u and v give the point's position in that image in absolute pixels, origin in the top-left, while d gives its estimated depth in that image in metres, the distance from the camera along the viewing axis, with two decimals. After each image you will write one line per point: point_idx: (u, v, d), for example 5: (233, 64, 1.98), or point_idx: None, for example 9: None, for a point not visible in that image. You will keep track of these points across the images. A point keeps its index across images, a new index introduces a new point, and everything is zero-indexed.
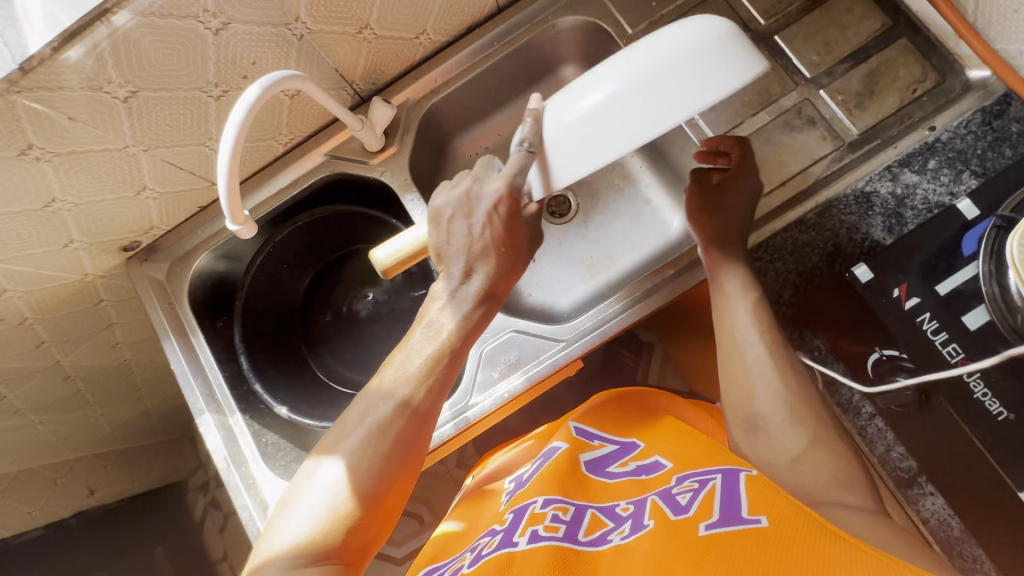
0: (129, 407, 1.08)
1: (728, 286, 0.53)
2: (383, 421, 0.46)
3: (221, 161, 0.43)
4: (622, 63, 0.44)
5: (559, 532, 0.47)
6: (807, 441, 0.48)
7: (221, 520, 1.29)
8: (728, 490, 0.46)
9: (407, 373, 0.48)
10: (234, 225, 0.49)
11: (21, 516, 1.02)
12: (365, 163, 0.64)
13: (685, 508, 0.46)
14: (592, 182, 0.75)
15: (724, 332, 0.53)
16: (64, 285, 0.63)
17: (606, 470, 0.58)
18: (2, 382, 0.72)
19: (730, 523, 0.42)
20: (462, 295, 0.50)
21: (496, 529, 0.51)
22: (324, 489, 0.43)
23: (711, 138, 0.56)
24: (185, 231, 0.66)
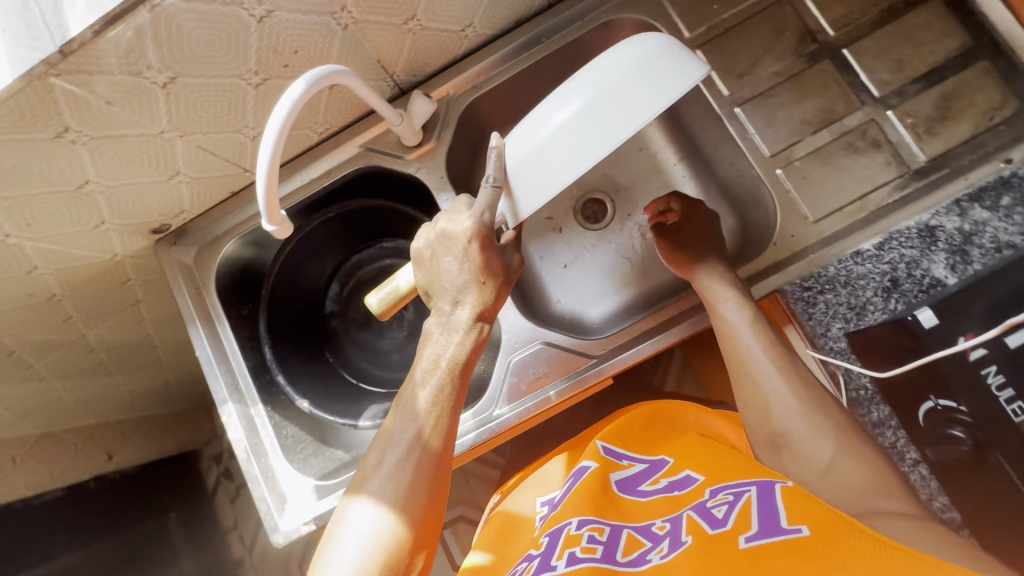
0: (149, 377, 1.09)
1: (729, 317, 0.54)
2: (399, 461, 0.45)
3: (263, 156, 0.41)
4: (573, 83, 0.45)
5: (596, 554, 0.46)
6: (832, 451, 0.47)
7: (234, 491, 1.36)
8: (764, 500, 0.45)
9: (415, 409, 0.47)
10: (271, 225, 0.47)
11: (44, 477, 1.03)
12: (401, 158, 0.62)
13: (722, 521, 0.45)
14: (631, 189, 0.72)
15: (731, 355, 0.54)
16: (94, 264, 0.63)
17: (637, 489, 0.57)
18: (31, 352, 0.73)
19: (771, 535, 0.41)
20: (455, 326, 0.49)
21: (533, 554, 0.51)
22: (360, 536, 0.42)
23: (651, 203, 0.63)
24: (215, 216, 0.65)
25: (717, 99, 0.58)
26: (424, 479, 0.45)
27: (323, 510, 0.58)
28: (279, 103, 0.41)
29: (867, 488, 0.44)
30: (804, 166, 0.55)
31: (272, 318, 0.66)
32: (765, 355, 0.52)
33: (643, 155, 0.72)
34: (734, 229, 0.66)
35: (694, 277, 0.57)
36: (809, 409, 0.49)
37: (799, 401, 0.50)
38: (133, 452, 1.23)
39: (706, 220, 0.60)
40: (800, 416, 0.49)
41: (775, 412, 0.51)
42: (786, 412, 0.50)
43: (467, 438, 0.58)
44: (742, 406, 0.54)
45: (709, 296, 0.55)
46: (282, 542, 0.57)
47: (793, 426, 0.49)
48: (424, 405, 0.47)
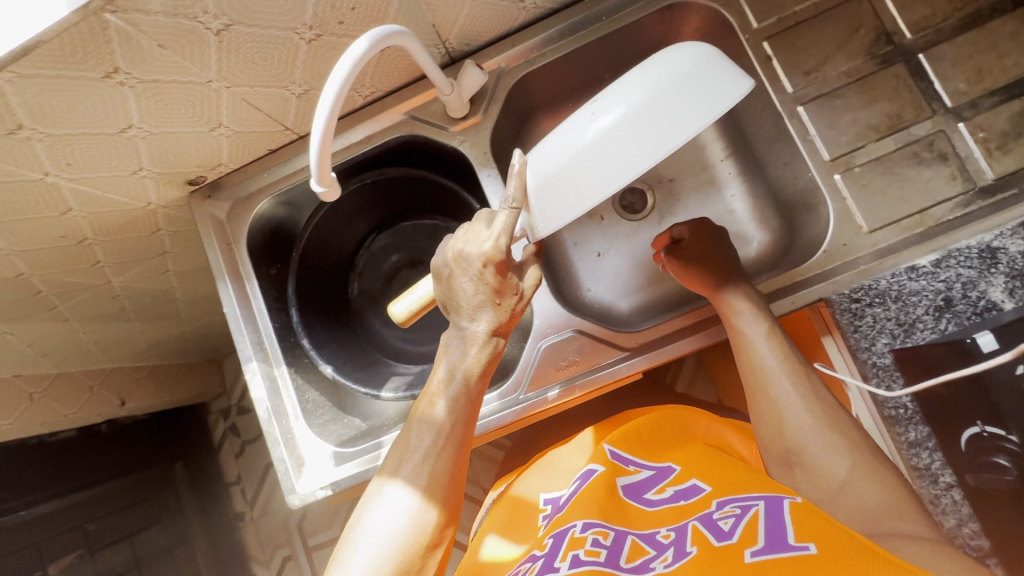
0: (167, 326, 1.10)
1: (744, 329, 0.53)
2: (417, 468, 0.47)
3: (319, 115, 0.40)
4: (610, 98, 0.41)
5: (600, 557, 0.47)
6: (846, 470, 0.47)
7: (241, 446, 1.41)
8: (769, 513, 0.45)
9: (433, 419, 0.49)
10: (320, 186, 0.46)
11: (59, 417, 1.03)
12: (444, 129, 0.60)
13: (728, 534, 0.45)
14: (674, 181, 0.70)
15: (746, 367, 0.54)
16: (128, 211, 0.62)
17: (642, 497, 0.57)
18: (58, 291, 0.73)
19: (775, 550, 0.40)
20: (470, 340, 0.50)
21: (537, 555, 0.52)
22: (376, 540, 0.44)
23: (655, 239, 0.60)
24: (250, 172, 0.64)
25: (780, 95, 0.55)
26: (435, 483, 0.46)
27: (342, 477, 0.58)
28: (326, 85, 0.40)
29: (880, 509, 0.44)
30: (864, 174, 0.53)
31: (302, 279, 0.66)
32: (781, 368, 0.52)
33: (689, 148, 0.70)
34: (777, 233, 0.64)
35: (715, 295, 0.55)
36: (824, 425, 0.49)
37: (814, 418, 0.50)
38: (146, 397, 1.21)
39: (717, 241, 0.58)
40: (812, 427, 0.49)
41: (788, 426, 0.50)
42: (800, 429, 0.50)
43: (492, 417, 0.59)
44: (755, 420, 0.53)
45: (728, 314, 0.54)
46: (297, 504, 0.58)
47: (808, 440, 0.49)
48: (436, 421, 0.48)
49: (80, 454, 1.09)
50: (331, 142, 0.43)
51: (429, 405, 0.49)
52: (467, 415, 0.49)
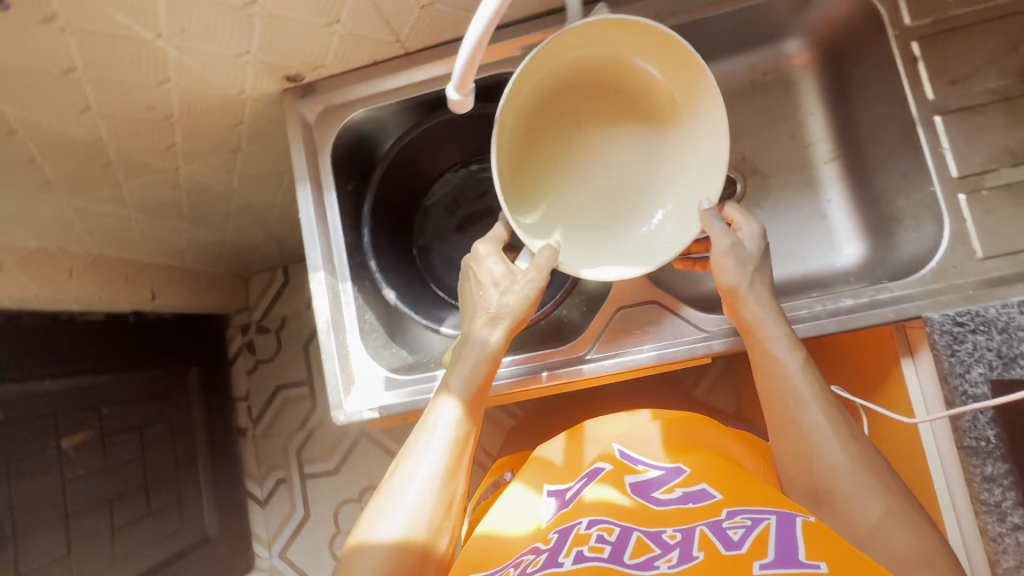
0: (210, 230, 1.09)
1: (778, 357, 0.53)
2: (444, 446, 0.50)
3: (477, 24, 0.38)
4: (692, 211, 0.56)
5: (603, 554, 0.48)
6: (879, 514, 0.45)
7: (253, 364, 1.43)
8: (781, 525, 0.45)
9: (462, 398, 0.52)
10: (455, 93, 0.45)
11: (92, 298, 1.03)
12: None
13: (736, 543, 0.45)
14: (770, 176, 0.68)
15: (773, 399, 0.53)
16: (219, 96, 0.60)
17: (649, 495, 0.57)
18: (128, 167, 0.72)
19: (785, 563, 0.41)
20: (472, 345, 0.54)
21: (540, 548, 0.53)
22: (409, 511, 0.47)
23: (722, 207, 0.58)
24: (348, 81, 0.62)
25: (917, 102, 0.53)
26: (445, 474, 0.49)
27: (391, 403, 0.58)
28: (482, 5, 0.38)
29: (911, 559, 0.42)
30: (991, 199, 0.51)
31: (378, 199, 0.65)
32: (815, 400, 0.51)
33: (792, 146, 0.68)
34: (869, 247, 0.63)
35: (737, 310, 0.55)
36: (862, 465, 0.47)
37: (847, 457, 0.48)
38: (175, 296, 1.21)
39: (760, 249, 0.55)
40: (845, 465, 0.48)
41: (819, 461, 0.49)
42: (833, 465, 0.48)
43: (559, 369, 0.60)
44: (782, 455, 0.52)
45: (758, 331, 0.54)
46: (342, 420, 0.58)
47: (841, 480, 0.47)
48: (459, 413, 0.51)
49: (106, 338, 1.10)
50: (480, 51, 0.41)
51: (434, 412, 0.52)
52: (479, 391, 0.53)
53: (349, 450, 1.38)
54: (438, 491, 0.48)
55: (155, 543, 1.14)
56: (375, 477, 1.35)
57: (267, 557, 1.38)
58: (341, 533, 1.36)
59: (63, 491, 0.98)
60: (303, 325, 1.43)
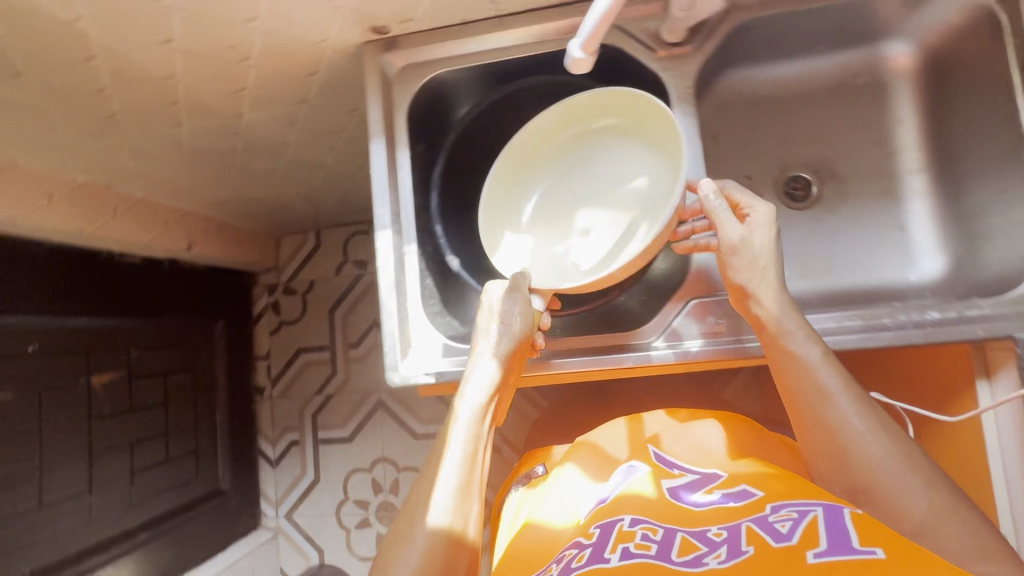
0: (254, 185, 1.08)
1: (800, 352, 0.52)
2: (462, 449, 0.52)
3: None
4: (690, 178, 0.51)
5: (650, 551, 0.48)
6: (924, 509, 0.46)
7: (277, 325, 1.43)
8: (828, 514, 0.45)
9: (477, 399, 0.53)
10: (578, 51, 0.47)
11: (134, 239, 1.02)
12: (650, 52, 0.57)
13: (786, 536, 0.44)
14: (849, 181, 0.66)
15: (797, 395, 0.53)
16: (301, 42, 0.59)
17: (687, 499, 0.55)
18: (193, 107, 0.71)
19: (839, 549, 0.41)
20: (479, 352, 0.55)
21: (583, 542, 0.53)
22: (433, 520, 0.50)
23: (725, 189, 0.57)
24: (433, 39, 0.60)
25: None
26: (466, 476, 0.52)
27: (446, 369, 0.57)
28: None
29: (967, 550, 0.43)
30: None
31: (450, 164, 0.67)
32: (843, 395, 0.51)
33: (877, 153, 0.65)
34: (949, 264, 0.61)
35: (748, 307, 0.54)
36: (901, 461, 0.48)
37: (884, 452, 0.49)
38: (210, 247, 1.20)
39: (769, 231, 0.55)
40: (889, 463, 0.48)
41: (856, 461, 0.50)
42: (870, 462, 0.49)
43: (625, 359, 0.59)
44: (814, 456, 0.53)
45: (772, 326, 0.53)
46: (396, 382, 0.57)
47: (892, 479, 0.48)
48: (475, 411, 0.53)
49: (140, 282, 1.10)
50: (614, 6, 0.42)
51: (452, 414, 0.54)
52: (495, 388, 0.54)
53: (364, 419, 1.37)
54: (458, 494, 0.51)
55: (169, 490, 1.15)
56: (389, 449, 1.35)
57: (273, 517, 1.40)
58: (348, 500, 1.36)
59: (88, 429, 0.98)
60: (330, 292, 1.42)
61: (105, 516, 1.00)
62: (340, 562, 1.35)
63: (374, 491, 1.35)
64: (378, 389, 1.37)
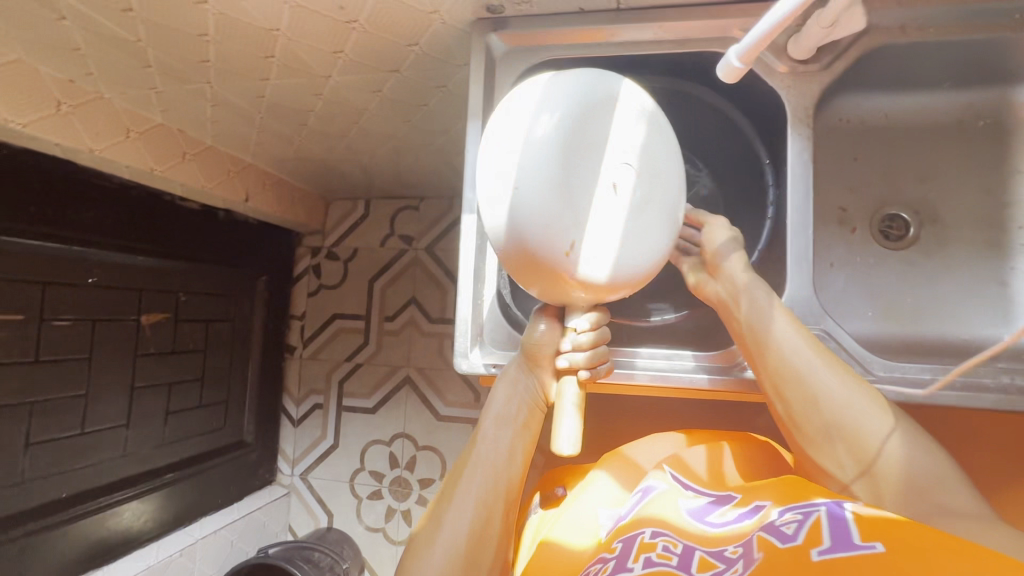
0: (319, 149, 1.08)
1: (790, 334, 0.49)
2: (489, 461, 0.52)
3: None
4: (548, 215, 0.41)
5: (671, 562, 0.45)
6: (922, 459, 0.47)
7: (316, 287, 1.44)
8: (832, 514, 0.43)
9: (497, 406, 0.53)
10: (734, 61, 0.47)
11: (201, 186, 1.03)
12: (772, 67, 0.55)
13: (791, 537, 0.43)
14: (953, 227, 0.63)
15: (791, 383, 0.49)
16: (413, 12, 0.58)
17: (703, 519, 0.50)
18: (286, 61, 0.70)
19: (843, 548, 0.40)
20: (512, 362, 0.53)
21: (605, 557, 0.49)
22: (452, 536, 0.50)
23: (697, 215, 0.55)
24: (545, 25, 0.59)
25: None
26: (490, 490, 0.51)
27: None
28: None
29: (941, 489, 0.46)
30: None
31: None
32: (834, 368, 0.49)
33: (989, 201, 0.62)
34: None
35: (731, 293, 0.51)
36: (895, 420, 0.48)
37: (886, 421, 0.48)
38: (265, 203, 1.20)
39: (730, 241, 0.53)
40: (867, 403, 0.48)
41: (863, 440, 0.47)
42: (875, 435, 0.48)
43: (637, 363, 0.56)
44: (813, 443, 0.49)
45: (760, 311, 0.50)
46: (464, 369, 0.57)
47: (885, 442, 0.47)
48: (495, 412, 0.53)
49: (196, 228, 1.11)
50: (785, 21, 0.42)
51: (479, 435, 0.53)
52: (511, 386, 0.52)
53: (390, 393, 1.38)
54: (478, 505, 0.51)
55: (200, 435, 1.17)
56: (410, 426, 1.36)
57: (288, 475, 1.41)
58: (363, 470, 1.37)
59: (134, 365, 1.00)
60: (372, 262, 1.42)
61: (139, 451, 1.02)
62: (348, 529, 1.36)
63: (390, 465, 1.36)
64: (408, 365, 1.37)
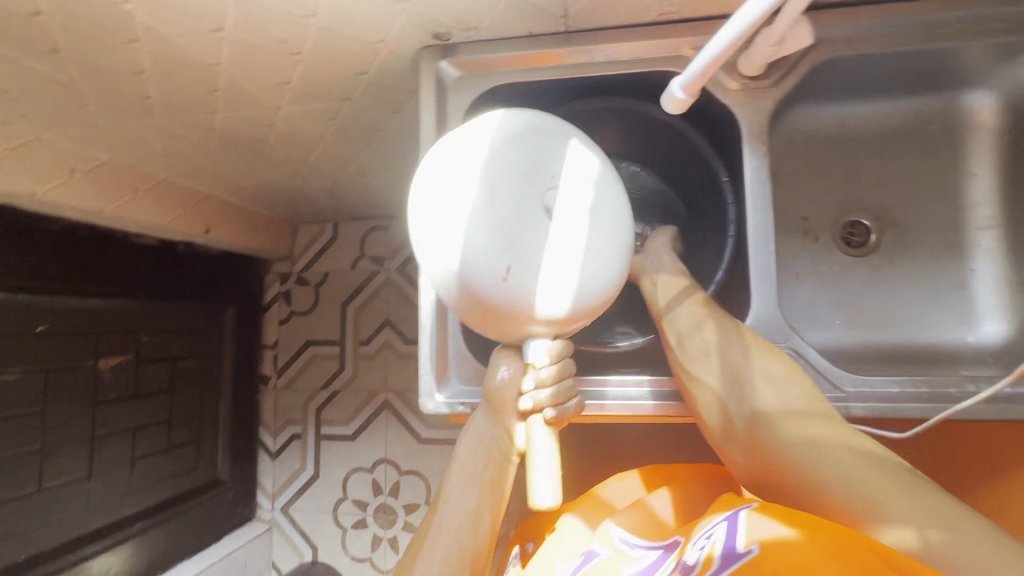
0: (279, 176, 1.05)
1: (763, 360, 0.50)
2: (451, 525, 0.51)
3: (740, 21, 0.40)
4: (486, 258, 0.40)
5: None
6: None
7: (287, 315, 1.40)
8: (727, 530, 0.41)
9: (462, 467, 0.52)
10: (680, 89, 0.48)
11: (156, 221, 0.99)
12: (724, 84, 0.54)
13: (691, 566, 0.40)
14: (913, 232, 0.63)
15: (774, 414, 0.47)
16: (358, 43, 0.56)
17: None
18: (233, 94, 0.68)
19: (728, 565, 0.37)
20: (478, 413, 0.52)
21: None
22: None
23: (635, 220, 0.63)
24: (494, 50, 0.58)
25: None
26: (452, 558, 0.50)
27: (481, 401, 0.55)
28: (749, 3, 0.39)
29: None
30: None
31: None
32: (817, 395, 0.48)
33: (945, 204, 0.63)
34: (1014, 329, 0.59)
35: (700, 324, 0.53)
36: None
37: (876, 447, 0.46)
38: (227, 233, 1.17)
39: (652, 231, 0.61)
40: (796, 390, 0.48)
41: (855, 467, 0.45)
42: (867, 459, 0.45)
43: (607, 393, 0.55)
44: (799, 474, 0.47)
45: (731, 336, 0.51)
46: (431, 409, 0.55)
47: None
48: (458, 471, 0.52)
49: (154, 264, 1.06)
50: (728, 50, 0.43)
51: (443, 498, 0.52)
52: (475, 439, 0.51)
53: (369, 418, 1.35)
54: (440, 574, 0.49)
55: (170, 478, 1.13)
56: (391, 451, 1.33)
57: (269, 510, 1.37)
58: (346, 499, 1.34)
59: (93, 414, 0.96)
60: (344, 286, 1.39)
61: (104, 502, 0.98)
62: (334, 561, 1.33)
63: (373, 492, 1.32)
64: (385, 389, 1.34)
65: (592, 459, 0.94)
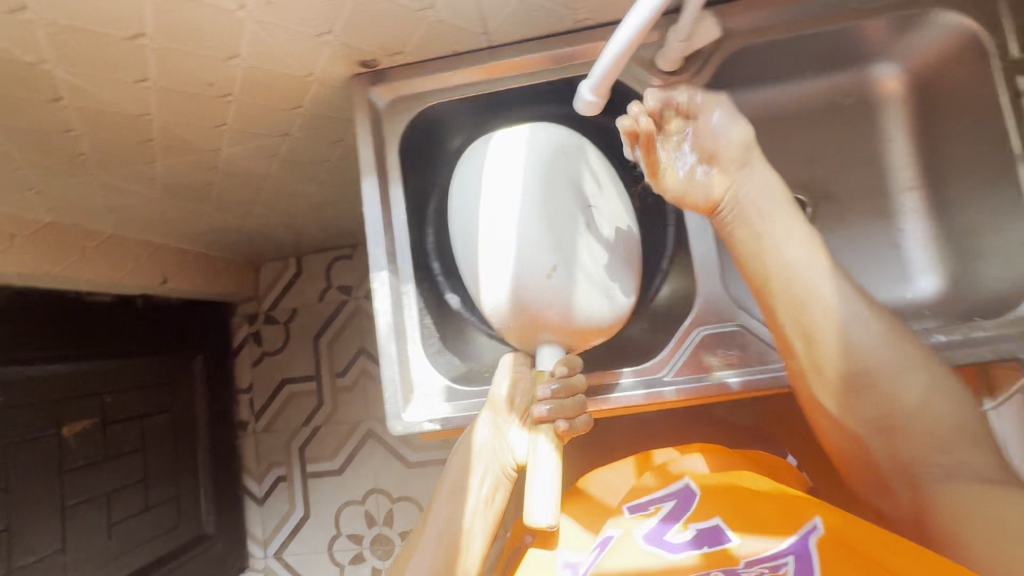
0: (232, 217, 1.04)
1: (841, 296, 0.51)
2: (435, 540, 0.53)
3: (630, 26, 0.42)
4: (535, 259, 0.52)
5: None
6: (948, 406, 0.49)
7: (258, 356, 1.38)
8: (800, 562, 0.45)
9: (453, 479, 0.55)
10: (589, 95, 0.49)
11: (108, 277, 0.97)
12: (646, 81, 0.57)
13: None
14: (845, 201, 0.66)
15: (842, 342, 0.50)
16: (287, 78, 0.57)
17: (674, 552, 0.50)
18: (170, 141, 0.67)
19: None
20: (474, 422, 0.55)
21: None
22: None
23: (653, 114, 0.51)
24: (423, 72, 0.59)
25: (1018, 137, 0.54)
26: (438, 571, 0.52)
27: (451, 416, 0.56)
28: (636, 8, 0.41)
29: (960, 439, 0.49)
30: None
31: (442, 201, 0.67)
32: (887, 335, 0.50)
33: (870, 171, 0.66)
34: (948, 280, 0.62)
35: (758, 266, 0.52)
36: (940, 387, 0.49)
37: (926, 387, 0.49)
38: (187, 281, 1.15)
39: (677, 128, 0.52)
40: (881, 346, 0.50)
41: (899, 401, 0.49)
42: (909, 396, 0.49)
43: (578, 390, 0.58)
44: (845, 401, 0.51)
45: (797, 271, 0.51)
46: (399, 431, 0.56)
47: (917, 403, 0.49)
48: (450, 481, 0.55)
49: (111, 321, 1.04)
50: (625, 55, 0.45)
51: (432, 513, 0.55)
52: (468, 447, 0.54)
53: (354, 450, 1.33)
54: None
55: (151, 540, 1.09)
56: (381, 480, 1.31)
57: (262, 557, 1.34)
58: (340, 536, 1.31)
59: (60, 484, 0.93)
60: (314, 320, 1.37)
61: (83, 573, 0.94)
62: None
63: (367, 524, 1.30)
64: (367, 418, 1.33)
65: (579, 460, 0.95)
